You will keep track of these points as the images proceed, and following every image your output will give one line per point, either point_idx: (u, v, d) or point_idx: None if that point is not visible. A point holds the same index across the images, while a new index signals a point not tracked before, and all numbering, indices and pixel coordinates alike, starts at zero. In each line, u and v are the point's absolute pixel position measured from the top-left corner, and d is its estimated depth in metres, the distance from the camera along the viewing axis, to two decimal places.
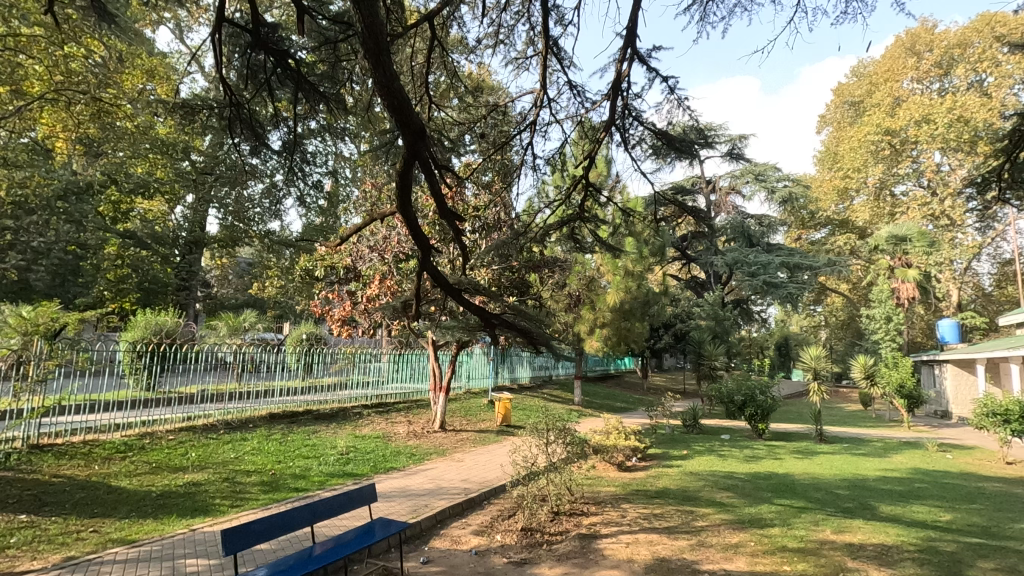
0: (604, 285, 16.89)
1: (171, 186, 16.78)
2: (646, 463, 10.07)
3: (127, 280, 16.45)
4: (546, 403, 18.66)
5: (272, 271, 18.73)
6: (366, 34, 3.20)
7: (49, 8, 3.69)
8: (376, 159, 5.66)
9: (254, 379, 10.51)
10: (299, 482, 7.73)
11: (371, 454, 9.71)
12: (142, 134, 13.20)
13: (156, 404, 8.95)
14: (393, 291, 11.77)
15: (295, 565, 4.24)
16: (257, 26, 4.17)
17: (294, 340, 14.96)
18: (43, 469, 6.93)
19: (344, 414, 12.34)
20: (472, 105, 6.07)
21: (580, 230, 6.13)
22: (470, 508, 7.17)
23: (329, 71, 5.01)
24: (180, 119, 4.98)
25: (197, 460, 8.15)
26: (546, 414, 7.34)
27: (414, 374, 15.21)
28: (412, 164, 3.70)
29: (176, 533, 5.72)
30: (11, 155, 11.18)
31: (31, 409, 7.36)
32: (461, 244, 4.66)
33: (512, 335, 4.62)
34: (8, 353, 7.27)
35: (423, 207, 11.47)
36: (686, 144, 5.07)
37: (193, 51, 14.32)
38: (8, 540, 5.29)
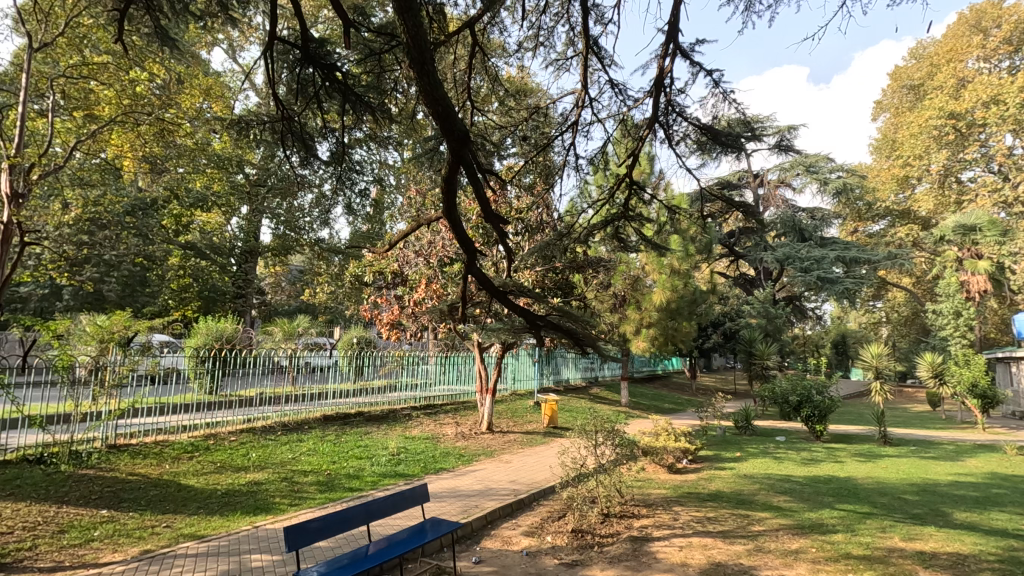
0: (650, 284, 16.60)
1: (228, 199, 17.67)
2: (698, 466, 9.83)
3: (189, 289, 17.63)
4: (593, 404, 18.50)
5: (322, 278, 19.34)
6: (411, 43, 3.31)
7: (118, 35, 3.98)
8: (420, 165, 5.80)
9: (308, 382, 10.91)
10: (354, 483, 7.96)
11: (421, 455, 9.90)
12: (199, 150, 13.90)
13: (218, 406, 9.38)
14: (439, 294, 11.97)
15: (350, 564, 4.36)
16: (306, 43, 4.34)
17: (346, 343, 15.52)
18: (120, 468, 7.40)
19: (394, 416, 12.62)
20: (514, 108, 6.16)
21: (624, 229, 6.08)
22: (520, 509, 7.22)
23: (375, 82, 5.16)
24: (235, 134, 5.22)
25: (257, 459, 8.53)
26: (595, 415, 7.28)
27: (461, 376, 15.40)
28: (457, 169, 3.74)
29: (241, 530, 6.00)
30: (86, 175, 11.99)
31: (108, 411, 7.87)
32: (507, 245, 4.67)
33: (559, 336, 4.60)
34: (87, 359, 7.78)
35: (467, 211, 11.62)
36: (732, 138, 4.96)
37: (245, 69, 15.01)
38: (91, 534, 5.70)
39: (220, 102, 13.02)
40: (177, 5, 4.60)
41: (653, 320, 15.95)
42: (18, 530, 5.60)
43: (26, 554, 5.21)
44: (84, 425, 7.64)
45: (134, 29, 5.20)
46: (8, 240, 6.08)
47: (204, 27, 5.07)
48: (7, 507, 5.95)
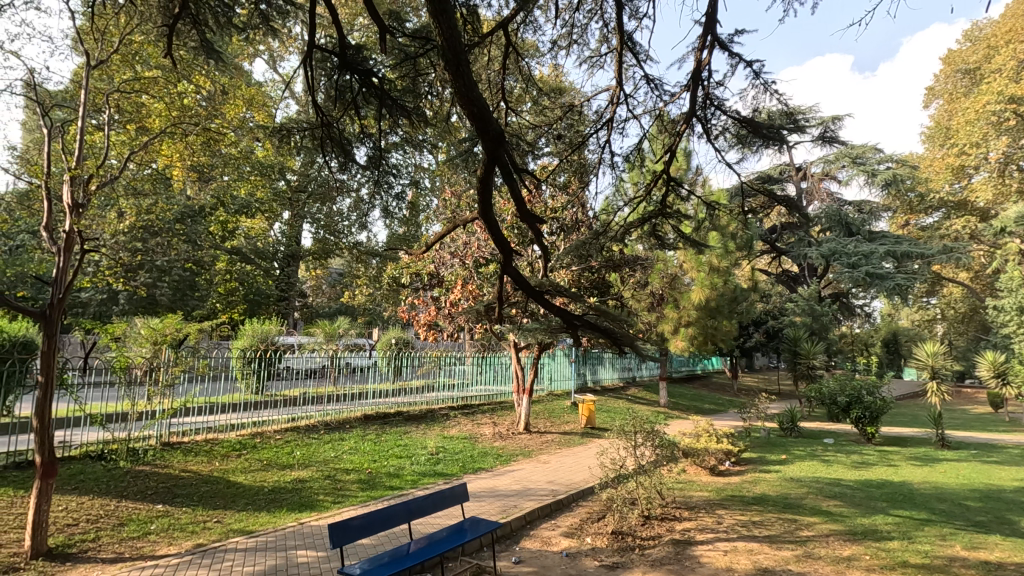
0: (689, 283, 16.26)
1: (271, 205, 18.23)
2: (741, 468, 9.57)
3: (235, 293, 18.38)
4: (631, 405, 18.27)
5: (361, 280, 19.76)
6: (445, 47, 3.37)
7: (167, 51, 4.17)
8: (456, 167, 5.85)
9: (349, 382, 11.16)
10: (394, 481, 8.08)
11: (459, 455, 9.98)
12: (242, 157, 14.38)
13: (264, 406, 9.67)
14: (475, 295, 12.07)
15: (391, 562, 4.43)
16: (344, 49, 4.43)
17: (384, 344, 15.81)
18: (174, 465, 7.71)
19: (433, 415, 12.77)
20: (548, 107, 6.13)
21: (662, 226, 5.97)
22: (559, 510, 7.18)
23: (410, 86, 5.23)
24: (277, 141, 5.37)
25: (302, 457, 8.76)
26: (634, 416, 7.14)
27: (497, 376, 15.45)
28: (492, 168, 3.74)
29: (287, 526, 6.17)
30: (139, 185, 12.54)
31: (162, 411, 8.20)
32: (543, 245, 4.64)
33: (596, 336, 4.55)
34: (143, 361, 8.16)
35: (502, 211, 11.64)
36: (774, 130, 4.81)
37: (286, 78, 15.46)
38: (148, 527, 5.98)
39: (262, 111, 13.44)
40: (221, 17, 4.79)
41: (693, 319, 15.60)
42: (82, 522, 5.92)
43: (90, 545, 5.52)
44: (140, 423, 8.01)
45: (182, 43, 5.41)
46: (70, 248, 6.34)
47: (247, 39, 5.26)
48: (72, 501, 6.29)
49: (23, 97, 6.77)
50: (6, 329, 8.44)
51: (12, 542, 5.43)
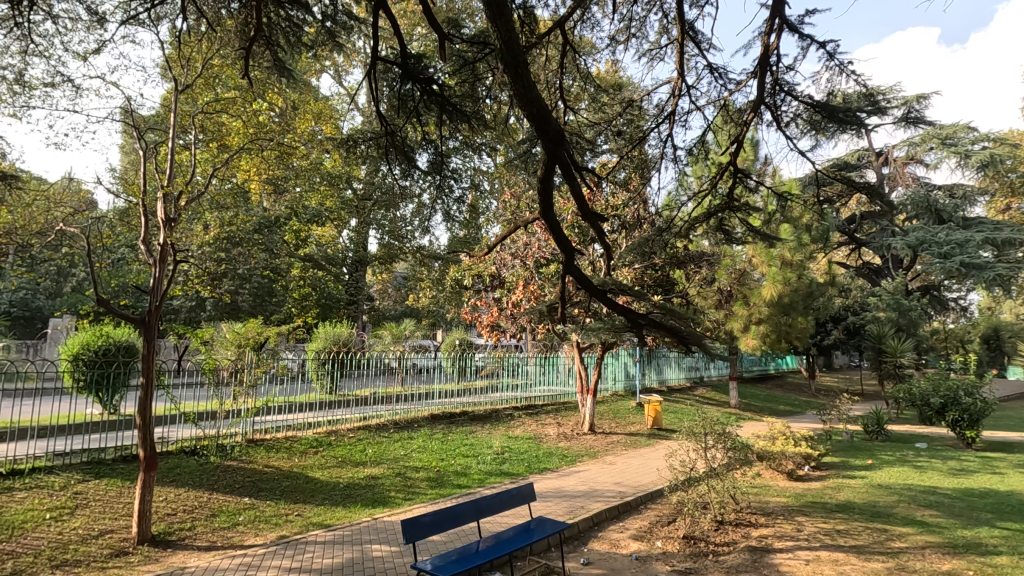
0: (758, 278, 15.53)
1: (339, 213, 19.02)
2: (822, 473, 9.05)
3: (309, 297, 19.49)
4: (699, 406, 17.71)
5: (425, 283, 20.30)
6: (504, 49, 3.41)
7: (243, 70, 4.44)
8: (514, 169, 5.90)
9: (416, 382, 11.48)
10: (461, 480, 8.23)
11: (525, 454, 10.03)
12: (312, 169, 15.10)
13: (338, 405, 10.11)
14: (536, 296, 12.08)
15: (461, 559, 4.51)
16: (406, 59, 4.57)
17: (449, 345, 16.22)
18: (258, 460, 8.19)
19: (497, 415, 12.89)
20: (606, 103, 6.05)
21: (729, 219, 5.75)
22: (628, 512, 7.05)
23: (469, 91, 5.33)
24: (345, 152, 5.61)
25: (373, 455, 9.11)
26: (704, 417, 6.89)
27: (561, 376, 15.38)
28: (552, 167, 3.73)
29: (362, 521, 6.42)
30: (222, 200, 13.42)
31: (246, 409, 8.76)
32: (605, 243, 4.58)
33: (662, 335, 4.45)
34: (229, 363, 8.75)
35: (563, 210, 11.59)
36: (850, 113, 4.52)
37: (350, 92, 16.12)
38: (237, 518, 6.40)
39: (329, 124, 14.06)
40: (291, 37, 5.09)
41: (764, 316, 14.86)
42: (180, 512, 6.41)
43: (187, 533, 5.98)
44: (227, 421, 8.57)
45: (257, 65, 5.75)
46: (165, 259, 6.89)
47: (315, 55, 5.53)
48: (170, 492, 6.81)
49: (122, 123, 7.43)
50: (112, 334, 9.30)
51: (121, 528, 5.96)
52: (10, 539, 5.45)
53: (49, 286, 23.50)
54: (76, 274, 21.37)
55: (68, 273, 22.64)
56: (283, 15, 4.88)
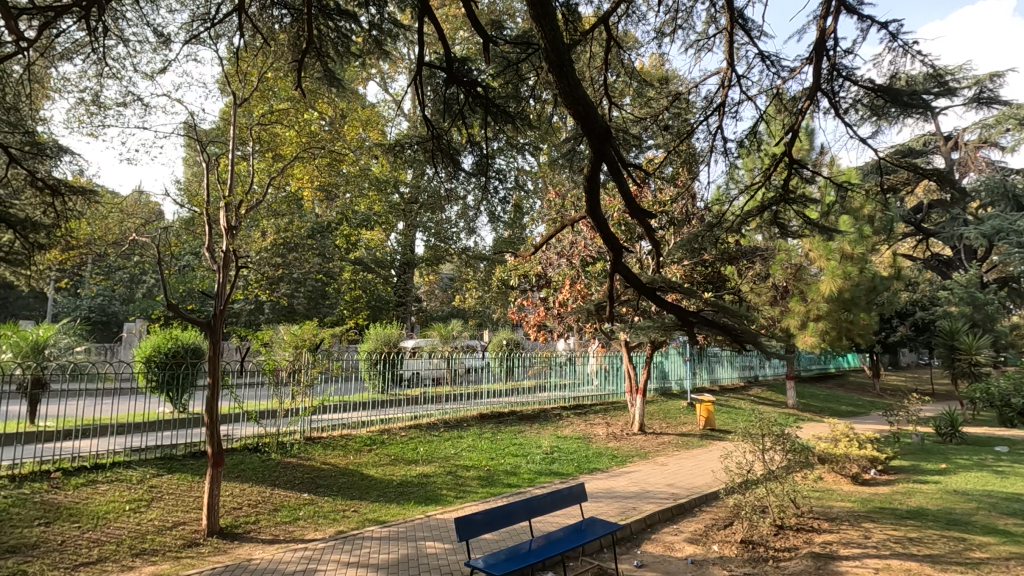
0: (816, 272, 14.85)
1: (387, 217, 19.43)
2: (890, 478, 8.58)
3: (360, 299, 20.05)
4: (755, 406, 17.12)
5: (471, 284, 20.49)
6: (548, 48, 3.41)
7: (296, 82, 4.62)
8: (560, 168, 5.88)
9: (465, 382, 11.62)
10: (512, 479, 8.28)
11: (575, 455, 9.96)
12: (361, 174, 15.52)
13: (390, 405, 10.34)
14: (583, 295, 12.06)
15: (515, 558, 4.54)
16: (450, 63, 4.63)
17: (497, 345, 16.37)
18: (316, 457, 8.49)
19: (546, 415, 12.88)
20: (653, 98, 5.96)
21: (784, 212, 5.54)
22: (681, 514, 6.90)
23: (513, 92, 5.33)
24: (393, 157, 5.74)
25: (425, 453, 9.26)
26: (761, 418, 6.64)
27: (609, 376, 15.20)
28: (599, 165, 3.70)
29: (416, 518, 6.55)
30: (277, 207, 13.98)
31: (304, 408, 9.05)
32: (654, 240, 4.49)
33: (715, 334, 4.33)
34: (287, 364, 9.12)
35: (609, 207, 11.44)
36: (916, 96, 4.27)
37: (395, 97, 16.42)
38: (298, 513, 6.66)
39: (376, 130, 14.36)
40: (340, 47, 5.25)
41: (823, 312, 14.18)
42: (245, 506, 6.73)
43: (252, 527, 6.27)
44: (287, 419, 8.91)
45: (308, 77, 5.98)
46: (227, 265, 7.23)
47: (363, 63, 5.70)
48: (236, 487, 7.16)
49: (186, 137, 7.86)
50: (180, 337, 9.89)
51: (192, 520, 6.31)
52: (94, 528, 5.85)
53: (123, 293, 25.08)
54: (147, 281, 22.75)
55: (139, 280, 24.11)
56: (332, 26, 5.06)
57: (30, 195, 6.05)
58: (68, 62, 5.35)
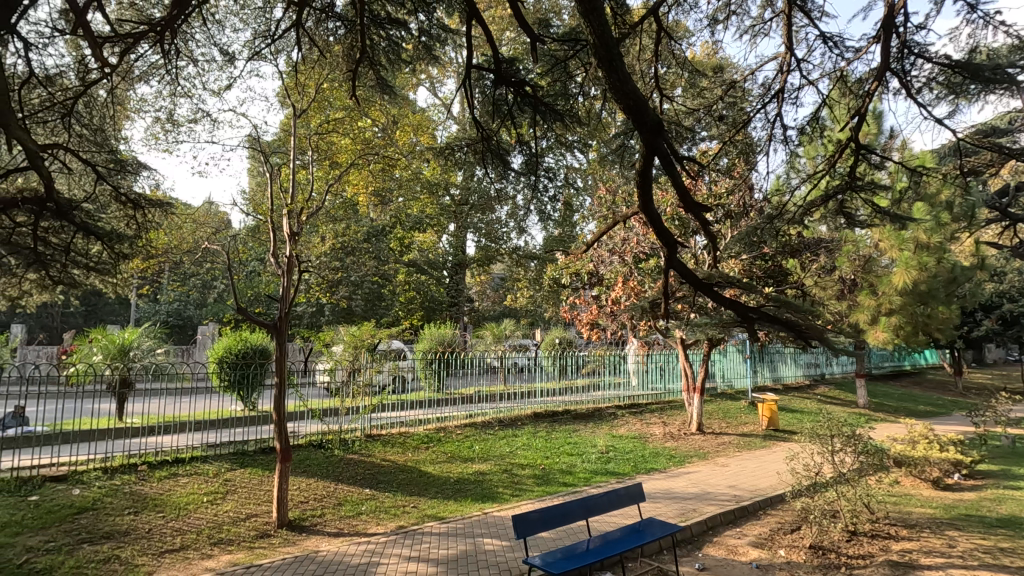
0: (887, 263, 13.98)
1: (438, 219, 19.80)
2: (976, 483, 7.96)
3: (414, 300, 20.50)
4: (821, 406, 16.32)
5: (522, 283, 20.56)
6: (597, 44, 3.38)
7: (349, 90, 4.78)
8: (609, 163, 5.81)
9: (518, 381, 11.67)
10: (567, 478, 8.25)
11: (630, 454, 9.81)
12: (413, 178, 15.87)
13: (445, 403, 10.55)
14: (636, 292, 11.84)
15: (573, 557, 4.54)
16: (498, 64, 4.68)
17: (549, 344, 16.36)
18: (376, 454, 8.77)
19: (600, 414, 12.76)
20: (706, 88, 5.80)
21: (851, 201, 5.25)
22: (745, 517, 6.66)
23: (562, 89, 5.31)
24: (443, 160, 5.84)
25: (481, 451, 9.38)
26: (829, 418, 6.32)
27: (665, 374, 14.89)
28: (651, 160, 3.64)
29: (473, 515, 6.64)
30: (335, 212, 14.52)
31: (364, 406, 9.36)
32: (710, 233, 4.36)
33: (776, 330, 4.17)
34: (348, 363, 9.46)
35: (661, 202, 11.20)
36: (1000, 71, 3.96)
37: (444, 100, 16.69)
38: (361, 507, 6.90)
39: (426, 134, 14.63)
40: (391, 55, 5.39)
41: (896, 306, 13.36)
42: (311, 500, 7.03)
43: (318, 520, 6.54)
44: (348, 416, 9.24)
45: (362, 86, 6.19)
46: (291, 270, 7.57)
47: (412, 69, 5.83)
48: (303, 481, 7.49)
49: (251, 149, 8.30)
50: (248, 338, 10.43)
51: (263, 512, 6.65)
52: (177, 517, 6.27)
53: (197, 298, 26.76)
54: (217, 286, 24.13)
55: (211, 286, 25.62)
56: (383, 35, 5.22)
57: (115, 209, 6.55)
58: (145, 83, 5.73)
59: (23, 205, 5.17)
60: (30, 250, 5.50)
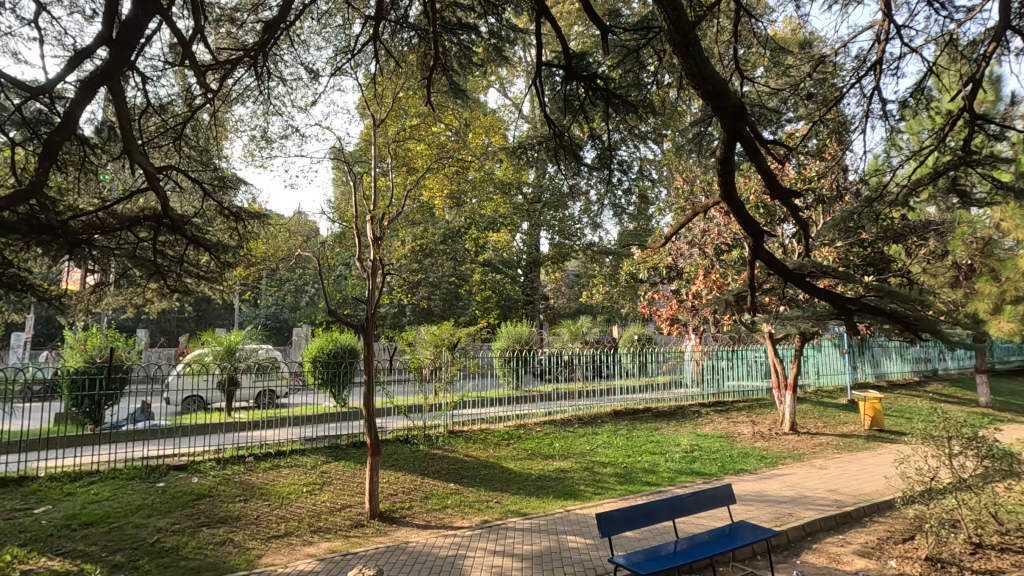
0: (1010, 245, 12.50)
1: (512, 218, 20.05)
2: None
3: (490, 299, 20.85)
4: (934, 404, 14.85)
5: (598, 279, 20.34)
6: (672, 28, 3.27)
7: (422, 96, 4.92)
8: (686, 154, 5.62)
9: (597, 378, 11.53)
10: (651, 477, 8.05)
11: (717, 454, 9.43)
12: (486, 179, 16.12)
13: (524, 401, 10.64)
14: (720, 286, 11.43)
15: (660, 558, 4.42)
16: (568, 59, 4.64)
17: (628, 340, 16.07)
18: (459, 449, 9.00)
19: (683, 413, 12.34)
20: (791, 67, 5.49)
21: (966, 176, 4.74)
22: (848, 524, 6.19)
23: (635, 79, 5.19)
24: (515, 159, 5.87)
25: (561, 449, 9.39)
26: (945, 417, 5.73)
27: (752, 371, 14.18)
28: (733, 145, 3.46)
29: (556, 512, 6.65)
30: (413, 216, 15.07)
31: (446, 403, 9.63)
32: (800, 220, 4.08)
33: (878, 322, 3.83)
34: (430, 362, 9.75)
35: (744, 189, 10.67)
36: None
37: (515, 100, 16.86)
38: (446, 502, 7.12)
39: (497, 135, 14.86)
40: (462, 59, 5.52)
41: None
42: (401, 492, 7.35)
43: (407, 512, 6.82)
44: (431, 413, 9.56)
45: (435, 93, 6.38)
46: (375, 273, 7.91)
47: (483, 72, 5.92)
48: (391, 475, 7.84)
49: (336, 160, 8.80)
50: (339, 339, 11.08)
51: (357, 503, 7.03)
52: (281, 506, 6.76)
53: (292, 302, 28.77)
54: (309, 290, 25.81)
55: (303, 291, 27.40)
56: (454, 41, 5.36)
57: (219, 222, 7.15)
58: (242, 105, 6.21)
59: (144, 222, 5.78)
60: (151, 262, 6.14)
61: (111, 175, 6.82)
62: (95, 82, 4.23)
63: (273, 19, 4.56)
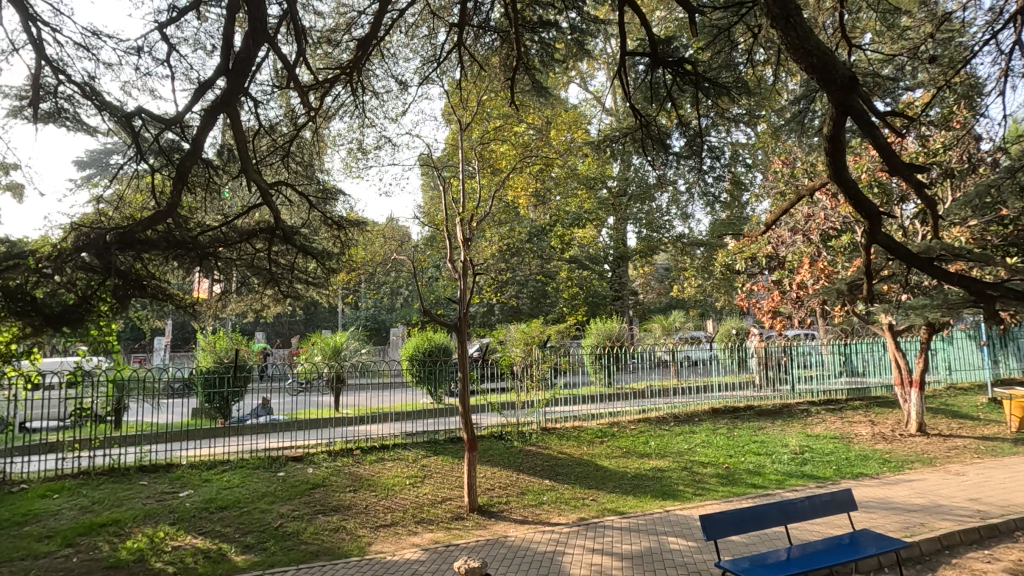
0: None
1: (597, 213, 19.79)
2: None
3: (578, 296, 20.73)
4: None
5: (689, 272, 19.55)
6: (771, 2, 3.06)
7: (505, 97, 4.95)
8: (786, 134, 5.24)
9: (693, 375, 11.07)
10: (756, 479, 7.62)
11: (831, 456, 8.73)
12: (569, 175, 16.02)
13: (617, 398, 10.48)
14: (828, 274, 10.43)
15: (772, 564, 4.18)
16: (654, 46, 4.46)
17: (725, 335, 15.41)
18: (553, 446, 9.02)
19: (789, 411, 11.55)
20: (909, 29, 4.94)
21: None
22: (995, 538, 5.48)
23: (726, 60, 4.91)
24: (600, 153, 5.76)
25: (657, 447, 9.14)
26: None
27: (869, 366, 12.99)
28: (843, 121, 3.18)
29: (655, 512, 6.48)
30: (499, 217, 15.32)
31: (538, 401, 9.70)
32: (925, 198, 3.67)
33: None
34: (522, 359, 9.84)
35: (854, 168, 9.78)
36: None
37: (596, 93, 16.62)
38: (542, 498, 7.17)
39: (579, 129, 14.75)
40: (544, 57, 5.51)
41: None
42: (498, 487, 7.51)
43: (504, 507, 6.95)
44: (524, 410, 9.68)
45: (518, 93, 6.42)
46: (466, 273, 8.11)
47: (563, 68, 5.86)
48: (488, 470, 8.01)
49: (425, 166, 9.16)
50: (434, 338, 11.54)
51: (456, 497, 7.25)
52: (386, 497, 7.14)
53: (389, 303, 30.28)
54: (404, 293, 27.08)
55: (398, 293, 28.78)
56: (535, 40, 5.36)
57: (324, 232, 7.68)
58: (339, 120, 6.62)
59: (260, 234, 6.35)
60: (266, 270, 6.72)
61: (230, 194, 7.52)
62: (216, 110, 4.71)
63: (366, 37, 4.83)
